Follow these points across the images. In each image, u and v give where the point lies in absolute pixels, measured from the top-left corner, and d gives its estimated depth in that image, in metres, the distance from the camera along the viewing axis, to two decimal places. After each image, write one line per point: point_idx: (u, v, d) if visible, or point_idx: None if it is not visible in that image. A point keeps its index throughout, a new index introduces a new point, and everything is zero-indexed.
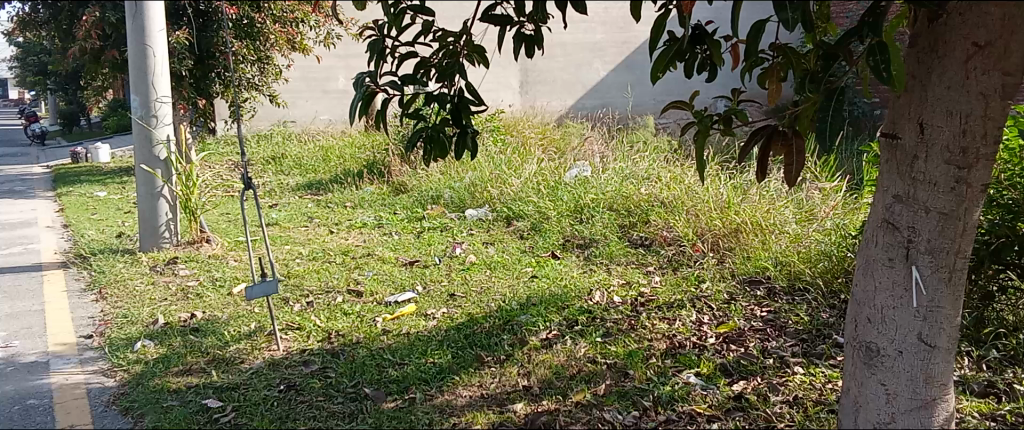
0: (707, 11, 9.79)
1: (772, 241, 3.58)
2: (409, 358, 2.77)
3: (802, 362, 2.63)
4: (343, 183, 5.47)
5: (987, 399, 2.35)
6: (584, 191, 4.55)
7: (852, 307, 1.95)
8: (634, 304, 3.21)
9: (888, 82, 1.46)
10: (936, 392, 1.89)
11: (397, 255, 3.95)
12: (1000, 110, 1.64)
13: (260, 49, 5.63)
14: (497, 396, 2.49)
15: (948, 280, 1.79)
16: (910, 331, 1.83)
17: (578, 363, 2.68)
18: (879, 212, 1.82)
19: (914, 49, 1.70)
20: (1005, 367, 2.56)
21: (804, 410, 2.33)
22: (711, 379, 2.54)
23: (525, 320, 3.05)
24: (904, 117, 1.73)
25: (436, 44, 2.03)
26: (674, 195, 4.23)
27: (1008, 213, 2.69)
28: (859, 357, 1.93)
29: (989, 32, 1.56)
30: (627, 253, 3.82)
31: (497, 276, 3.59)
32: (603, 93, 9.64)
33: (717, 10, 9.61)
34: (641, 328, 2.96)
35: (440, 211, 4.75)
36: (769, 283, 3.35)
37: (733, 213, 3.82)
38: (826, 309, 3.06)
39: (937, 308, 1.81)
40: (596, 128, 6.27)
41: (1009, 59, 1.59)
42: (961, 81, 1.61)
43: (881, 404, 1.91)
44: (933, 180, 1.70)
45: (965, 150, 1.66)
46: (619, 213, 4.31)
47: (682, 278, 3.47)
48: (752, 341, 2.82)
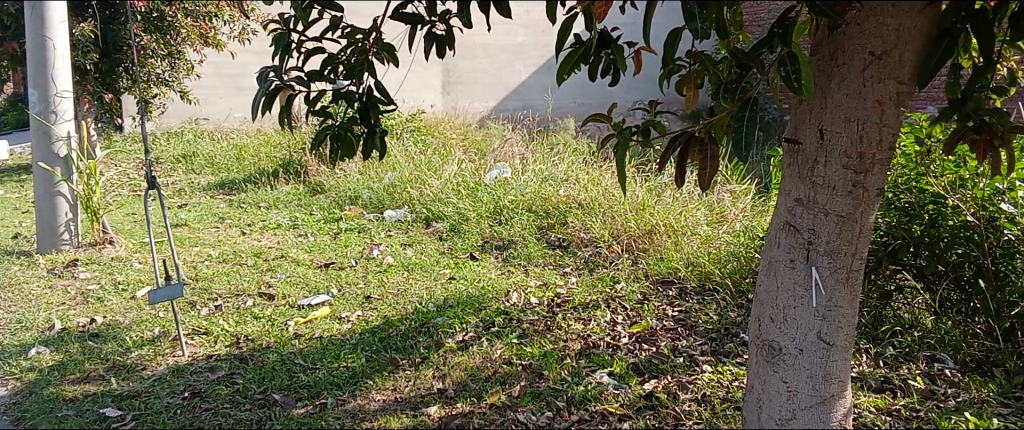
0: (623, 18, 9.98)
1: (683, 242, 3.66)
2: (321, 363, 2.71)
3: (711, 361, 2.70)
4: (257, 183, 5.33)
5: (883, 394, 2.45)
6: (502, 192, 4.56)
7: (756, 306, 2.00)
8: (551, 305, 3.23)
9: (799, 92, 1.46)
10: (834, 389, 1.96)
11: (311, 257, 3.87)
12: (895, 118, 1.71)
13: (171, 43, 5.40)
14: (411, 399, 2.46)
15: (846, 280, 1.86)
16: (809, 330, 1.89)
17: (494, 365, 2.68)
18: (782, 215, 1.88)
19: (816, 57, 1.76)
20: (900, 363, 2.68)
21: (711, 407, 2.38)
22: (624, 379, 2.57)
23: (441, 322, 3.03)
24: (806, 123, 1.78)
25: (345, 40, 1.99)
26: (591, 196, 4.28)
27: (904, 215, 2.83)
28: (762, 355, 1.99)
29: (885, 42, 1.61)
30: (544, 254, 3.84)
31: (414, 278, 3.55)
32: (524, 95, 9.70)
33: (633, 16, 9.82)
34: (557, 329, 2.97)
35: (358, 212, 4.68)
36: (681, 283, 3.42)
37: (647, 214, 3.90)
38: (734, 308, 3.14)
39: (835, 308, 1.88)
40: (517, 129, 6.29)
41: (903, 69, 1.64)
42: (859, 89, 1.67)
43: (782, 402, 1.97)
44: (832, 184, 1.76)
45: (862, 155, 1.72)
46: (538, 214, 4.34)
47: (598, 278, 3.51)
48: (663, 340, 2.87)
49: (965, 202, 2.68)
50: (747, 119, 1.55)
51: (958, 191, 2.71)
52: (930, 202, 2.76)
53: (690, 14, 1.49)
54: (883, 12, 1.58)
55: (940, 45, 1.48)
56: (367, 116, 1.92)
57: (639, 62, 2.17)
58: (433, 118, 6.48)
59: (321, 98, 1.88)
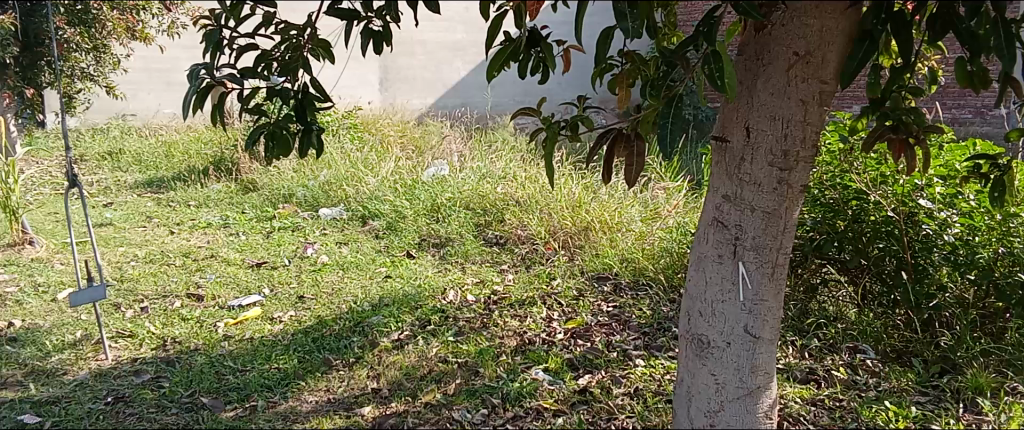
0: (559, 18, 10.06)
1: (618, 239, 3.71)
2: (251, 364, 2.66)
3: (644, 355, 2.73)
4: (187, 181, 5.19)
5: (808, 385, 2.52)
6: (439, 189, 4.54)
7: (686, 301, 2.04)
8: (487, 302, 3.23)
9: (722, 91, 1.49)
10: (760, 381, 2.00)
11: (243, 256, 3.78)
12: (818, 116, 1.76)
13: (96, 36, 5.22)
14: (344, 400, 2.43)
15: (771, 275, 1.90)
16: (737, 324, 1.93)
17: (429, 363, 2.66)
18: (710, 211, 1.92)
19: (743, 56, 1.79)
20: (824, 355, 2.76)
21: (643, 401, 2.40)
22: (559, 374, 2.59)
23: (376, 321, 3.00)
24: (733, 121, 1.82)
25: (278, 36, 1.91)
26: (529, 194, 4.29)
27: (828, 211, 2.91)
28: (691, 349, 2.03)
29: (808, 42, 1.65)
30: (482, 252, 3.84)
31: (349, 277, 3.51)
32: (462, 93, 9.61)
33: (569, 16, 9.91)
34: (493, 327, 2.98)
35: (292, 210, 4.60)
36: (615, 279, 3.46)
37: (583, 211, 3.93)
38: (666, 303, 3.19)
39: (761, 302, 1.92)
40: (455, 126, 6.26)
41: (825, 69, 1.69)
42: (783, 88, 1.71)
43: (711, 394, 2.00)
44: (758, 181, 1.80)
45: (787, 153, 1.76)
46: (475, 212, 4.33)
47: (534, 275, 3.52)
48: (598, 336, 2.90)
49: (886, 198, 2.76)
50: (671, 115, 1.58)
51: (879, 187, 2.79)
52: (853, 198, 2.85)
53: (621, 13, 1.46)
54: (806, 13, 1.62)
55: (861, 46, 1.52)
56: (302, 114, 1.85)
57: (569, 61, 2.18)
58: (370, 115, 6.41)
59: (255, 96, 1.81)
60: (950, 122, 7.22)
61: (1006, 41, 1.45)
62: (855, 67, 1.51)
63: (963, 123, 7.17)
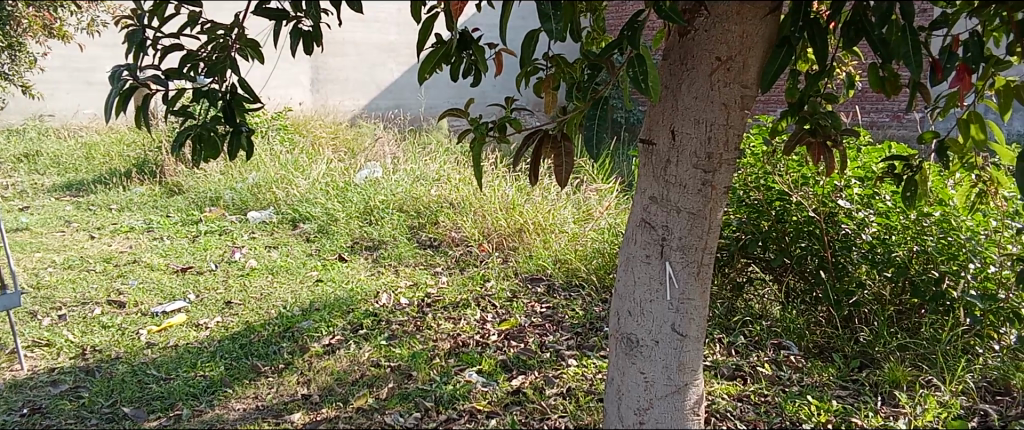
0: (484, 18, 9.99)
1: (551, 240, 3.73)
2: (175, 372, 2.58)
3: (576, 355, 2.76)
4: (108, 184, 5.02)
5: (734, 381, 2.59)
6: (372, 191, 4.50)
7: (615, 301, 2.06)
8: (421, 305, 3.22)
9: (646, 93, 1.51)
10: (687, 378, 2.05)
11: (167, 262, 3.68)
12: (739, 119, 1.80)
13: (10, 34, 5.00)
14: (273, 407, 2.38)
15: (697, 274, 1.94)
16: (664, 323, 1.97)
17: (361, 367, 2.63)
18: (638, 212, 1.95)
19: (667, 61, 1.83)
20: (749, 351, 2.83)
21: (576, 400, 2.42)
22: (492, 376, 2.59)
23: (306, 326, 2.95)
24: (659, 124, 1.86)
25: (204, 36, 1.85)
26: (463, 196, 4.29)
27: (753, 212, 3.01)
28: (621, 347, 2.06)
29: (729, 48, 1.70)
30: (415, 254, 3.82)
31: (279, 282, 3.44)
32: (396, 94, 9.56)
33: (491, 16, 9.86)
34: (426, 329, 2.96)
35: (220, 214, 4.49)
36: (549, 280, 3.49)
37: (517, 213, 3.95)
38: (598, 303, 3.24)
39: (688, 300, 1.96)
40: (389, 128, 6.21)
41: (746, 73, 1.74)
42: (706, 92, 1.75)
43: (640, 392, 2.04)
44: (683, 182, 1.83)
45: (711, 155, 1.81)
46: (409, 214, 4.31)
47: (468, 278, 3.52)
48: (531, 337, 2.92)
49: (807, 198, 2.87)
50: (597, 117, 1.59)
51: (800, 188, 2.89)
52: (776, 199, 2.95)
53: (545, 15, 1.47)
54: (728, 19, 1.66)
55: (780, 51, 1.57)
56: (231, 115, 1.81)
57: (502, 65, 2.20)
58: (302, 116, 6.31)
59: (182, 97, 1.75)
60: (869, 126, 7.51)
61: (913, 47, 1.51)
62: (775, 72, 1.57)
63: (881, 127, 7.46)
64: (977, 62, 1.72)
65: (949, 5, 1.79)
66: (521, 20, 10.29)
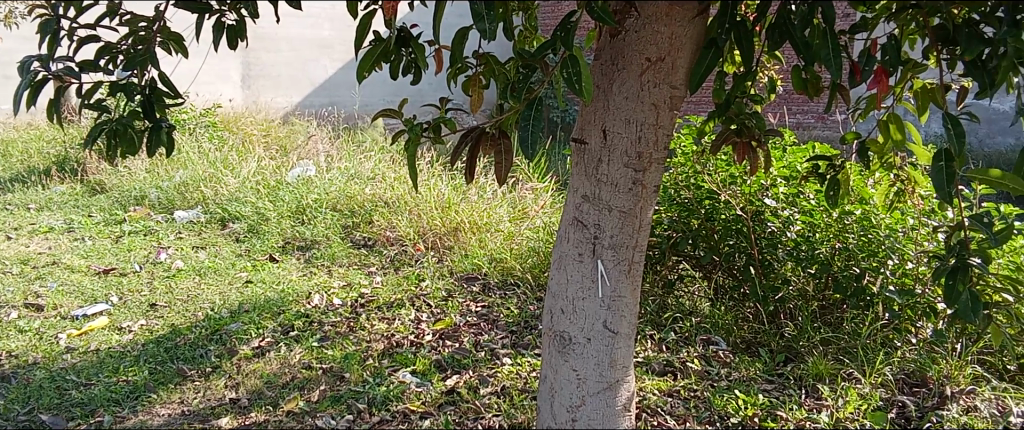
0: (416, 16, 9.96)
1: (487, 239, 3.73)
2: (96, 378, 2.50)
3: (511, 353, 2.76)
4: (25, 182, 4.82)
5: (665, 377, 2.63)
6: (304, 190, 4.41)
7: (549, 299, 2.07)
8: (354, 305, 3.18)
9: (580, 94, 1.52)
10: (618, 375, 2.06)
11: (88, 263, 3.55)
12: (669, 119, 1.83)
13: None
14: (199, 412, 2.32)
15: (628, 272, 1.96)
16: (596, 320, 1.98)
17: (292, 370, 2.59)
18: (571, 211, 1.96)
19: (599, 61, 1.85)
20: (680, 347, 2.87)
21: (510, 399, 2.42)
22: (426, 376, 2.58)
23: (235, 328, 2.88)
24: (591, 124, 1.87)
25: (124, 28, 1.78)
26: (398, 195, 4.25)
27: (683, 210, 3.07)
28: (554, 345, 2.07)
29: (659, 49, 1.72)
30: (349, 254, 3.77)
31: (206, 283, 3.36)
32: (331, 90, 9.41)
33: (423, 13, 9.83)
34: (359, 330, 2.93)
35: (145, 213, 4.35)
36: (484, 279, 3.50)
37: (453, 212, 3.94)
38: (533, 302, 3.25)
39: (619, 298, 1.98)
40: (323, 126, 6.09)
41: (675, 74, 1.76)
42: (637, 93, 1.78)
43: (572, 389, 2.04)
44: (615, 181, 1.85)
45: (641, 155, 1.83)
46: (342, 214, 4.25)
47: (402, 277, 3.49)
48: (466, 336, 2.91)
49: (735, 196, 2.95)
50: (532, 117, 1.59)
51: (729, 187, 2.97)
52: (705, 198, 3.00)
53: (477, 14, 1.44)
54: (658, 20, 1.69)
55: (708, 53, 1.60)
56: (150, 110, 1.74)
57: (436, 62, 2.18)
58: (232, 113, 6.16)
59: (97, 91, 1.68)
60: (795, 127, 7.74)
61: (834, 50, 1.55)
62: (703, 73, 1.60)
63: (805, 127, 7.70)
64: (894, 64, 1.78)
65: (869, 10, 1.84)
66: (458, 19, 10.21)
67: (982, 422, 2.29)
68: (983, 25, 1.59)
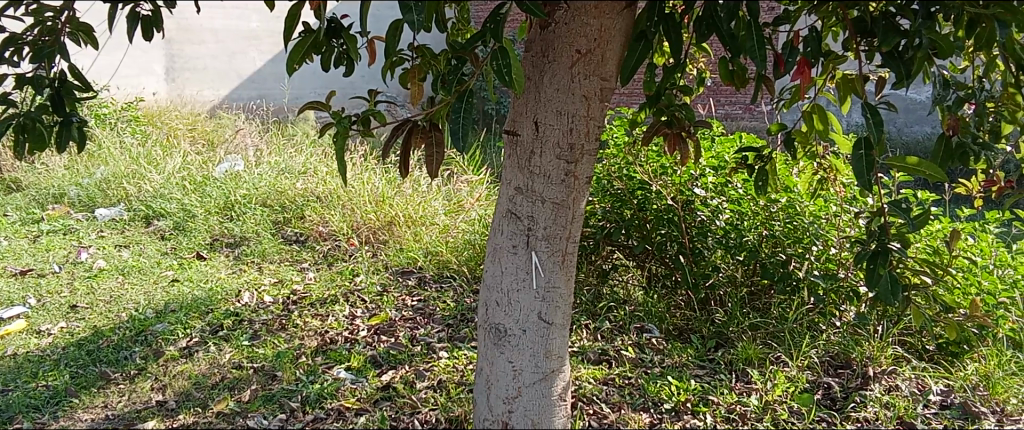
0: (346, 6, 9.80)
1: (422, 233, 3.69)
2: (13, 384, 2.40)
3: (447, 347, 2.74)
4: None
5: (600, 365, 2.66)
6: (233, 185, 4.30)
7: (483, 292, 2.06)
8: (286, 302, 3.11)
9: (510, 85, 1.52)
10: (554, 365, 2.06)
11: (3, 264, 3.39)
12: (599, 111, 1.85)
13: None
14: (124, 415, 2.25)
15: (562, 262, 1.97)
16: (531, 311, 1.98)
17: (222, 370, 2.52)
18: (504, 203, 1.96)
19: (529, 53, 1.85)
20: (614, 335, 2.90)
21: (446, 392, 2.40)
22: (361, 372, 2.54)
23: (160, 329, 2.79)
24: (522, 116, 1.87)
25: (30, 19, 1.70)
26: (330, 189, 4.18)
27: (616, 201, 3.10)
28: (489, 338, 2.05)
29: (589, 41, 1.73)
30: (280, 250, 3.69)
31: (130, 282, 3.25)
32: (259, 84, 9.06)
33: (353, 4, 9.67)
34: (291, 328, 2.87)
35: (64, 211, 4.19)
36: (419, 273, 3.47)
37: (387, 205, 3.88)
38: (469, 294, 3.24)
39: (553, 289, 1.98)
40: (250, 119, 5.91)
41: (605, 66, 1.78)
42: (567, 84, 1.78)
43: (508, 381, 2.03)
44: (547, 173, 1.86)
45: (573, 146, 1.84)
46: (273, 209, 4.15)
47: (336, 273, 3.43)
48: (402, 330, 2.89)
49: (666, 187, 2.99)
50: (463, 110, 1.58)
51: (659, 178, 3.02)
52: (637, 188, 3.04)
53: (405, 5, 1.41)
54: (586, 13, 1.70)
55: (638, 45, 1.63)
56: (60, 105, 1.68)
57: (368, 54, 2.15)
58: (155, 107, 5.95)
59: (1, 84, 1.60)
60: (723, 117, 7.89)
61: (758, 41, 1.59)
62: (634, 64, 1.62)
63: (733, 118, 7.86)
64: (815, 56, 1.83)
65: (791, 3, 1.88)
66: (389, 10, 10.05)
67: (903, 401, 2.38)
68: (898, 18, 1.64)
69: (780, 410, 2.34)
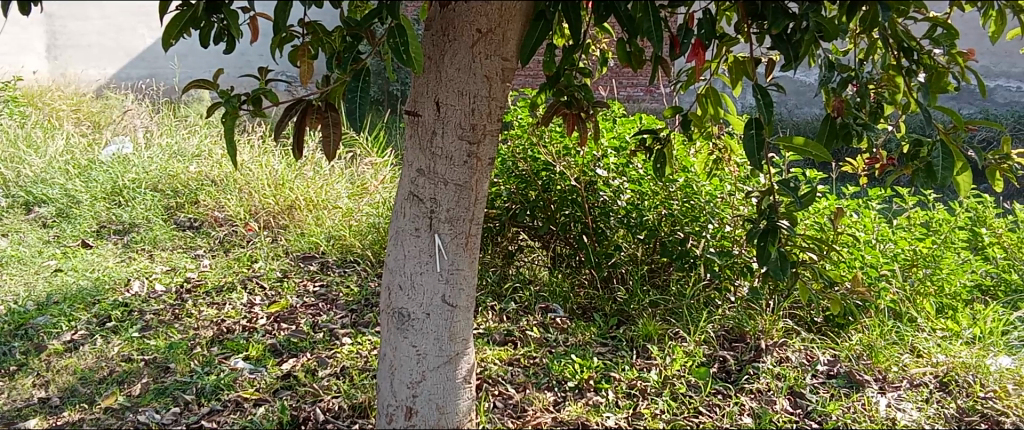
0: None
1: (324, 217, 3.61)
2: None
3: (351, 333, 2.69)
4: None
5: (505, 346, 2.67)
6: (120, 169, 4.07)
7: (385, 276, 2.02)
8: (180, 291, 2.99)
9: (408, 64, 1.49)
10: (458, 348, 2.05)
11: None
12: (501, 92, 1.84)
13: None
14: (3, 415, 2.13)
15: (466, 245, 1.96)
16: (435, 295, 1.96)
17: (110, 364, 2.41)
18: (406, 186, 1.93)
19: (429, 32, 1.81)
20: (520, 316, 2.91)
21: (350, 379, 2.35)
22: (260, 362, 2.47)
23: (42, 322, 2.64)
24: (423, 96, 1.84)
25: None
26: (226, 173, 4.03)
27: (521, 182, 3.13)
28: (392, 323, 2.01)
29: (490, 20, 1.72)
30: (172, 236, 3.54)
31: (7, 273, 3.05)
32: (151, 62, 8.44)
33: None
34: (186, 317, 2.77)
35: None
36: (322, 258, 3.40)
37: (286, 189, 3.77)
38: (374, 278, 3.20)
39: (457, 271, 1.96)
40: (141, 99, 5.62)
41: (506, 46, 1.77)
42: (469, 64, 1.76)
43: (412, 365, 2.00)
44: (449, 155, 1.84)
45: (474, 126, 1.83)
46: (164, 194, 3.98)
47: (233, 260, 3.31)
48: (303, 318, 2.82)
49: (569, 168, 3.03)
50: (360, 89, 1.54)
51: (563, 159, 3.05)
52: (541, 169, 3.06)
53: None
54: None
55: (538, 26, 1.63)
56: None
57: (254, 29, 2.07)
58: (35, 86, 5.58)
59: None
60: (625, 100, 8.02)
61: (655, 23, 1.59)
62: (535, 45, 1.63)
63: (635, 100, 8.00)
64: (709, 39, 1.86)
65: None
66: None
67: (794, 371, 2.49)
68: (786, 2, 1.69)
69: (678, 384, 2.41)
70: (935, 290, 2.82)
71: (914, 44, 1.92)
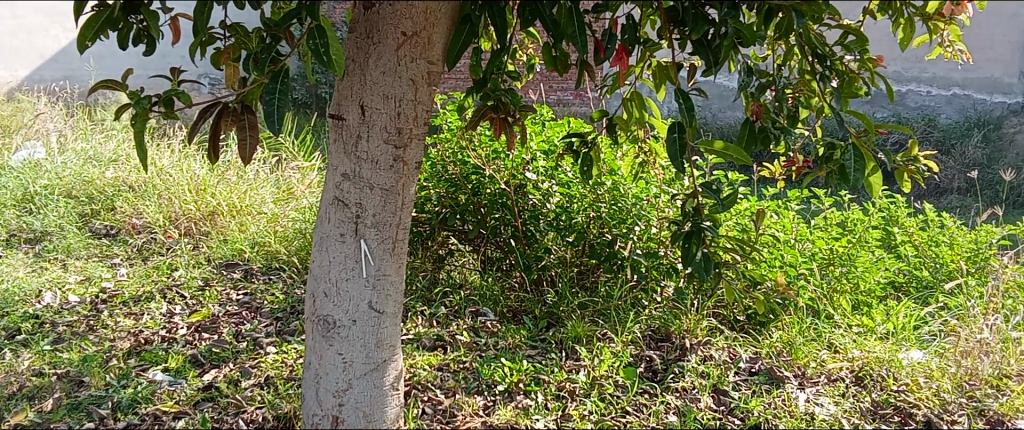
0: None
1: (248, 223, 3.52)
2: None
3: (275, 341, 2.63)
4: None
5: (435, 351, 2.65)
6: (31, 175, 3.90)
7: (310, 282, 1.98)
8: (95, 302, 2.88)
9: (328, 66, 1.46)
10: (386, 354, 2.02)
11: None
12: (427, 95, 1.83)
13: None
14: None
15: (392, 250, 1.94)
16: (361, 301, 1.93)
17: (19, 379, 2.31)
18: (331, 190, 1.89)
19: (353, 34, 1.79)
20: (450, 321, 2.89)
21: (275, 389, 2.30)
22: (180, 373, 2.39)
23: None
24: (347, 99, 1.81)
25: None
26: (144, 179, 3.90)
27: (450, 186, 3.12)
28: (317, 330, 1.98)
29: (414, 23, 1.70)
30: (87, 245, 3.41)
31: None
32: (66, 64, 8.11)
33: None
34: (101, 329, 2.67)
35: None
36: (246, 265, 3.32)
37: (208, 194, 3.67)
38: (299, 285, 3.13)
39: (383, 276, 1.94)
40: (54, 103, 5.40)
41: (431, 50, 1.76)
42: (394, 67, 1.74)
43: (338, 373, 1.97)
44: (375, 158, 1.82)
45: (400, 130, 1.81)
46: (78, 200, 3.82)
47: (152, 268, 3.20)
48: (226, 327, 2.75)
49: (499, 171, 3.03)
50: (278, 91, 1.50)
51: (493, 162, 3.05)
52: (471, 173, 3.06)
53: None
54: None
55: (463, 30, 1.62)
56: None
57: (174, 29, 2.01)
58: None
59: None
60: (555, 103, 8.06)
61: (579, 28, 1.60)
62: (460, 49, 1.62)
63: (565, 104, 8.06)
64: (632, 43, 1.89)
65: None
66: None
67: (717, 369, 2.54)
68: (705, 8, 1.73)
69: (606, 384, 2.44)
70: (851, 287, 2.92)
71: (827, 50, 1.98)
